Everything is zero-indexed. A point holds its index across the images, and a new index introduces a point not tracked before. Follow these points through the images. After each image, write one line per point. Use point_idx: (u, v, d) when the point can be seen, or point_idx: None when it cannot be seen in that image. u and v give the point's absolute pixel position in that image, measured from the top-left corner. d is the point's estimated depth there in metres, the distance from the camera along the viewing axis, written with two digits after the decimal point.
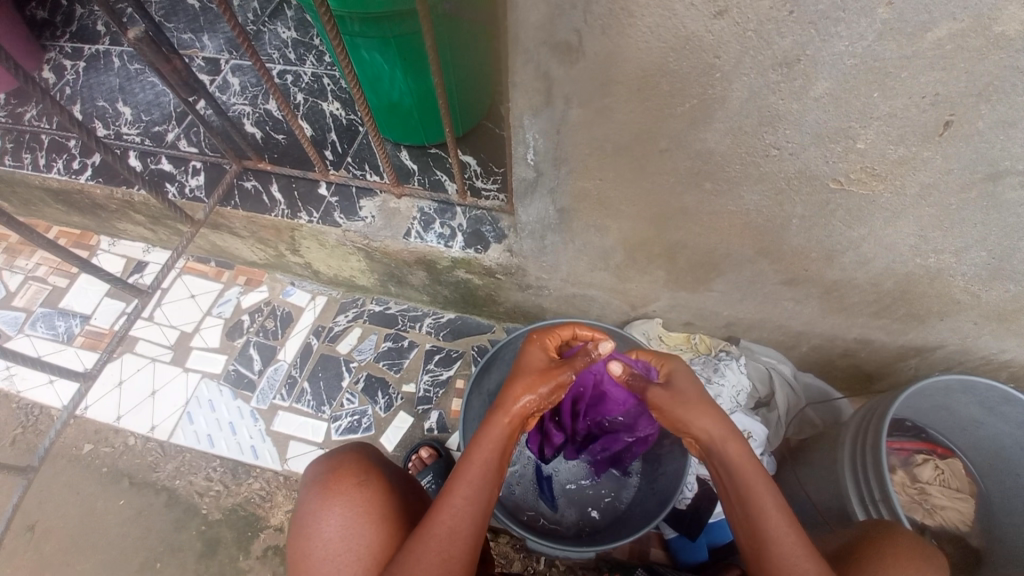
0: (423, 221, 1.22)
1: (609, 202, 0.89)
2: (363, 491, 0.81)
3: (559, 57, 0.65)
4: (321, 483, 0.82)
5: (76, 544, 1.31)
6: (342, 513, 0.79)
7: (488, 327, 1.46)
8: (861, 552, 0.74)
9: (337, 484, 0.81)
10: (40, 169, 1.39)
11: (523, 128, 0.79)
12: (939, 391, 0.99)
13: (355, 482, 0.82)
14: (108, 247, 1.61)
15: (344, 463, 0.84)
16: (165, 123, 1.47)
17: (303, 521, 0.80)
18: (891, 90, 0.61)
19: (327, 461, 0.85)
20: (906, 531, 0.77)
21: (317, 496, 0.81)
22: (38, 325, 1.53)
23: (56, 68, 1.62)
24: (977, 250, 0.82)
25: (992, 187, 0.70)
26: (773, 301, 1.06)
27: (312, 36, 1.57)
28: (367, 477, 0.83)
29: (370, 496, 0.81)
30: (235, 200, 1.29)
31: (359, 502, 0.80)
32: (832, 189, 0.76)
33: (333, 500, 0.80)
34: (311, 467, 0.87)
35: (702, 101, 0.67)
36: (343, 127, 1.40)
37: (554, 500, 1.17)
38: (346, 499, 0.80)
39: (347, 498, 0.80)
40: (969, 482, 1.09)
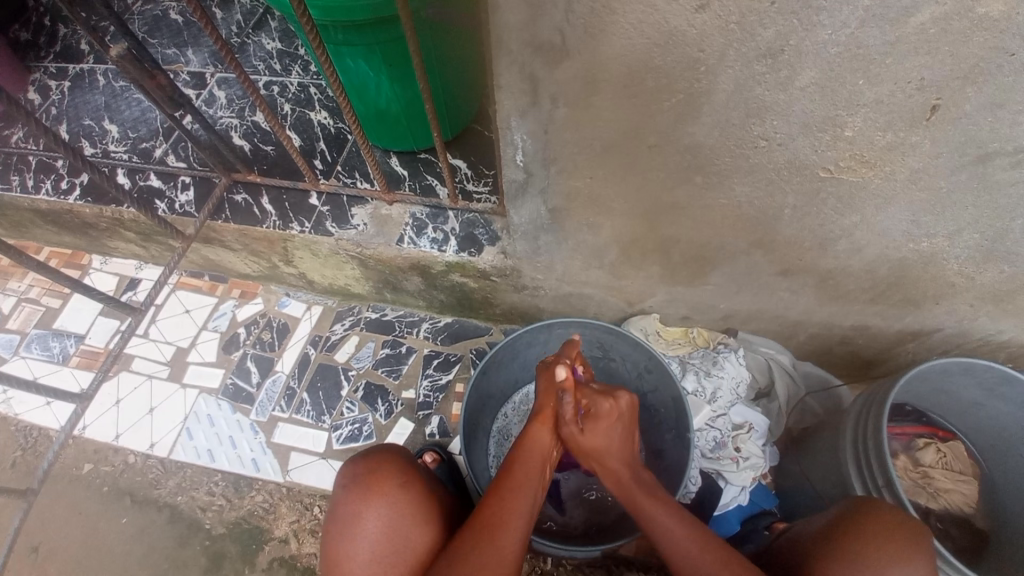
0: (416, 226, 1.21)
1: (601, 200, 0.89)
2: (407, 492, 0.84)
3: (543, 57, 0.65)
4: (362, 484, 0.84)
5: (80, 566, 1.29)
6: (388, 513, 0.81)
7: (486, 330, 1.45)
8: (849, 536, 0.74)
9: (382, 485, 0.83)
10: (28, 191, 1.38)
11: (510, 129, 0.78)
12: (938, 375, 0.99)
13: (400, 483, 0.84)
14: (100, 266, 1.60)
15: (386, 463, 0.86)
16: (153, 139, 1.46)
17: (346, 521, 0.82)
18: (876, 76, 0.61)
19: (367, 460, 0.87)
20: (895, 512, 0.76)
21: (360, 496, 0.83)
22: (33, 347, 1.52)
23: (41, 89, 1.61)
24: (970, 233, 0.82)
25: (982, 169, 0.71)
26: (769, 292, 1.06)
27: (296, 47, 1.56)
28: (409, 478, 0.86)
29: (412, 497, 0.84)
30: (226, 213, 1.29)
31: (404, 503, 0.83)
32: (822, 178, 0.76)
33: (379, 501, 0.82)
34: (348, 466, 0.87)
35: (689, 95, 0.66)
36: (332, 136, 1.39)
37: (562, 502, 1.17)
38: (391, 501, 0.83)
39: (392, 499, 0.83)
40: (971, 463, 1.09)
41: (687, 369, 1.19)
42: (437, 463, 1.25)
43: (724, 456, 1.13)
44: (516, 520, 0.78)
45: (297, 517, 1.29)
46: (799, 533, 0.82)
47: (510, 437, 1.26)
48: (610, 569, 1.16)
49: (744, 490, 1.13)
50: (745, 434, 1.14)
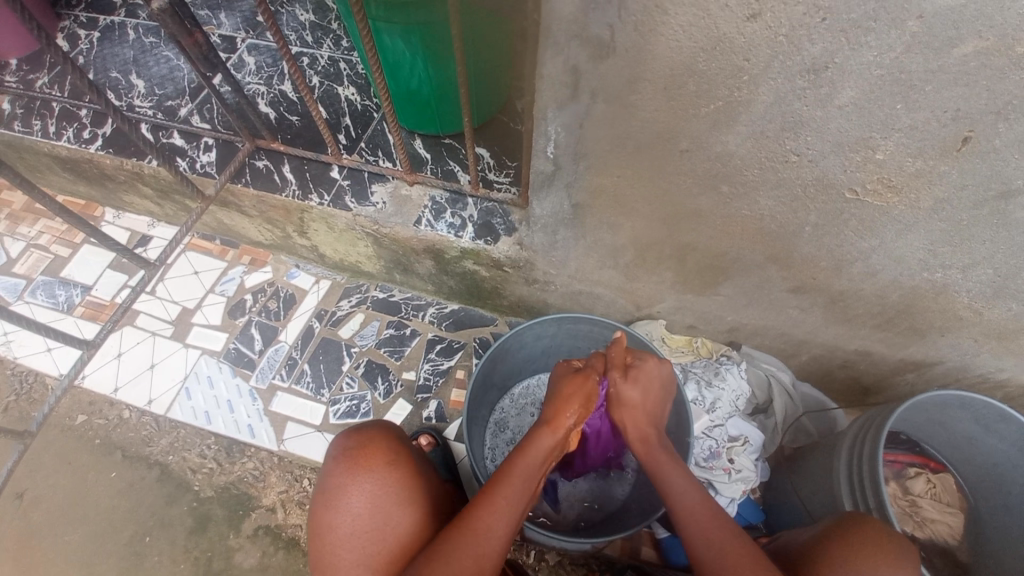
0: (434, 210, 1.22)
1: (624, 200, 0.90)
2: (394, 471, 0.84)
3: (589, 51, 0.66)
4: (349, 459, 0.84)
5: (66, 514, 1.30)
6: (372, 491, 0.82)
7: (491, 320, 1.46)
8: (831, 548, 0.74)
9: (370, 461, 0.84)
10: (49, 137, 1.38)
11: (545, 120, 0.79)
12: (936, 407, 1.01)
13: (387, 461, 0.84)
14: (113, 219, 1.60)
15: (375, 440, 0.86)
16: (179, 98, 1.46)
17: (331, 494, 0.83)
18: (914, 103, 0.62)
19: (357, 435, 0.87)
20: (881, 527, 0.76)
21: (347, 470, 0.83)
22: (38, 293, 1.52)
23: (70, 37, 1.61)
24: (984, 268, 0.83)
25: (1003, 205, 0.72)
26: (778, 308, 1.07)
27: (330, 20, 1.57)
28: (398, 457, 0.86)
29: (398, 477, 0.84)
30: (246, 177, 1.29)
31: (389, 482, 0.83)
32: (846, 199, 0.77)
33: (365, 477, 0.82)
34: (337, 439, 0.88)
35: (728, 104, 0.67)
36: (358, 112, 1.39)
37: (557, 500, 1.18)
38: (377, 478, 0.83)
39: (378, 476, 0.83)
40: (958, 496, 1.11)
41: (689, 377, 1.21)
42: (432, 446, 1.26)
43: (717, 466, 1.13)
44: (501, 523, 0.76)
45: (286, 487, 1.29)
46: (788, 541, 0.83)
47: (507, 428, 1.27)
48: (592, 567, 1.17)
49: (733, 503, 1.14)
50: (739, 447, 1.15)
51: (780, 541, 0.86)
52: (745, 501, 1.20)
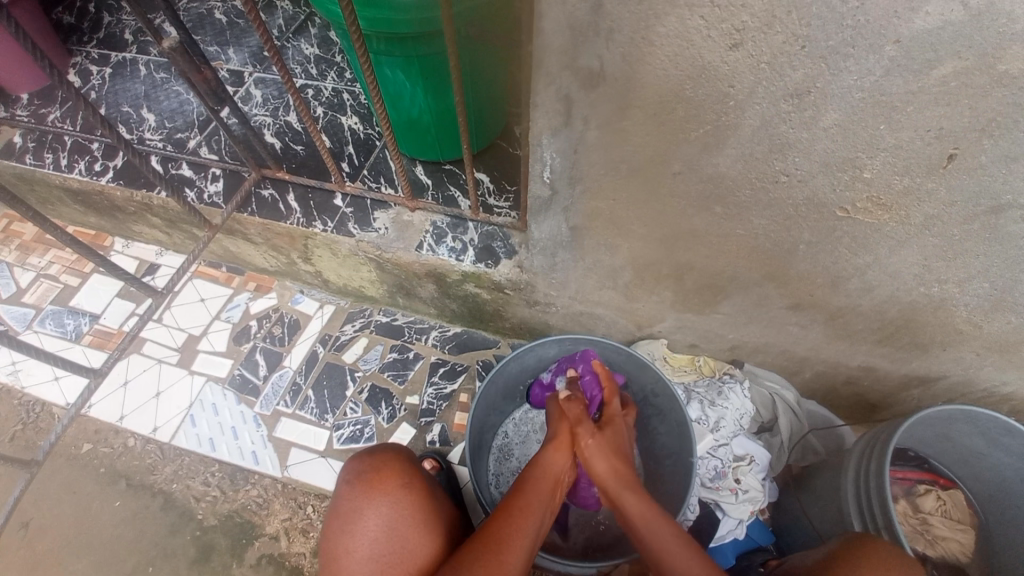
0: (436, 235, 1.24)
1: (620, 222, 0.92)
2: (410, 493, 0.85)
3: (580, 80, 0.68)
4: (364, 482, 0.84)
5: (69, 545, 1.29)
6: (389, 512, 0.82)
7: (494, 342, 1.47)
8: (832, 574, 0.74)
9: (385, 483, 0.84)
10: (61, 169, 1.43)
11: (540, 147, 0.82)
12: (942, 422, 1.00)
13: (402, 483, 0.85)
14: (122, 249, 1.63)
15: (388, 463, 0.87)
16: (188, 130, 1.51)
17: (346, 517, 0.82)
18: (897, 123, 0.64)
19: (371, 459, 0.88)
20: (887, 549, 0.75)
21: (362, 493, 0.83)
22: (47, 322, 1.55)
23: (82, 73, 1.68)
24: (980, 282, 0.84)
25: (994, 220, 0.73)
26: (779, 325, 1.08)
27: (334, 53, 1.63)
28: (412, 480, 0.87)
29: (414, 499, 0.85)
30: (252, 206, 1.32)
31: (405, 504, 0.83)
32: (839, 217, 0.79)
33: (380, 499, 0.82)
34: (349, 464, 0.89)
35: (715, 128, 0.70)
36: (361, 141, 1.43)
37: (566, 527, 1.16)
38: (392, 500, 0.83)
39: (393, 498, 0.83)
40: (969, 513, 1.09)
41: (692, 397, 1.21)
42: (436, 470, 1.26)
43: (723, 486, 1.13)
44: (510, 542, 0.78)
45: (290, 514, 1.29)
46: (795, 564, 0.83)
47: (511, 456, 1.26)
48: None
49: (741, 524, 1.13)
50: (745, 466, 1.14)
51: (787, 564, 0.85)
52: (754, 522, 1.18)
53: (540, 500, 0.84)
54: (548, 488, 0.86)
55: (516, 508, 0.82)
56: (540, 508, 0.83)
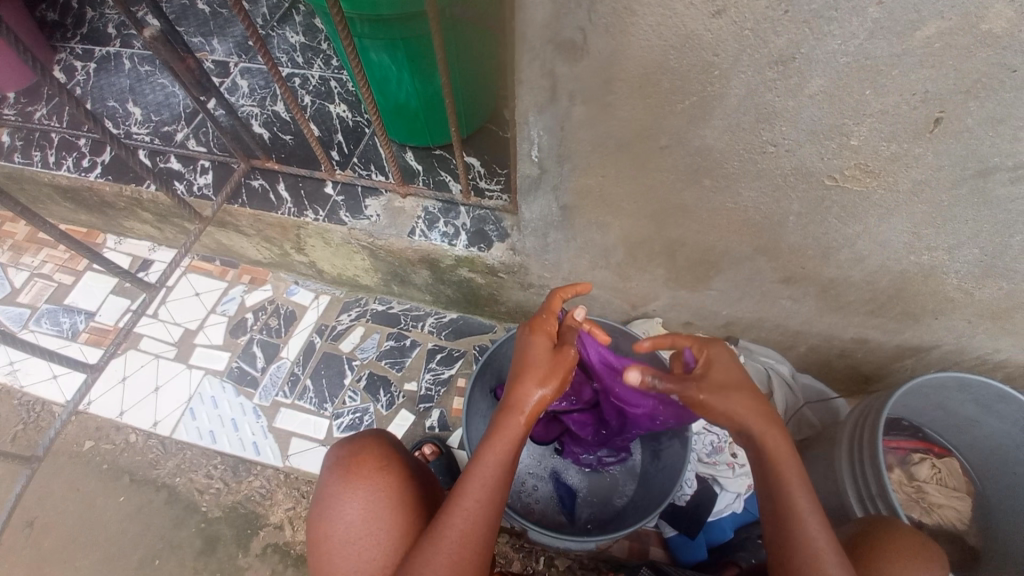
0: (427, 220, 1.24)
1: (610, 200, 0.91)
2: (385, 476, 0.85)
3: (564, 54, 0.68)
4: (341, 467, 0.85)
5: (75, 540, 1.31)
6: (363, 497, 0.82)
7: (490, 327, 1.47)
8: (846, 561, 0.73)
9: (360, 467, 0.85)
10: (49, 166, 1.41)
11: (527, 125, 0.81)
12: (936, 390, 1.01)
13: (377, 466, 0.85)
14: (114, 245, 1.63)
15: (366, 448, 0.87)
16: (175, 123, 1.49)
17: (324, 503, 0.83)
18: (882, 87, 0.63)
19: (350, 445, 0.88)
20: (905, 534, 0.75)
21: (340, 478, 0.84)
22: (43, 321, 1.55)
23: (66, 69, 1.66)
24: (969, 248, 0.84)
25: (982, 183, 0.73)
26: (771, 300, 1.08)
27: (320, 41, 1.61)
28: (389, 462, 0.86)
29: (390, 482, 0.84)
30: (242, 198, 1.32)
31: (381, 487, 0.83)
32: (827, 186, 0.78)
33: (355, 484, 0.83)
34: (332, 450, 0.90)
35: (702, 98, 0.69)
36: (350, 129, 1.42)
37: (568, 507, 1.18)
38: (367, 483, 0.83)
39: (368, 483, 0.83)
40: (964, 480, 1.10)
41: None
42: (435, 455, 1.28)
43: (720, 461, 1.14)
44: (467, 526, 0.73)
45: (293, 504, 1.30)
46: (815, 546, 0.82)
47: None
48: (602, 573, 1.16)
49: (739, 498, 1.14)
50: None
51: None
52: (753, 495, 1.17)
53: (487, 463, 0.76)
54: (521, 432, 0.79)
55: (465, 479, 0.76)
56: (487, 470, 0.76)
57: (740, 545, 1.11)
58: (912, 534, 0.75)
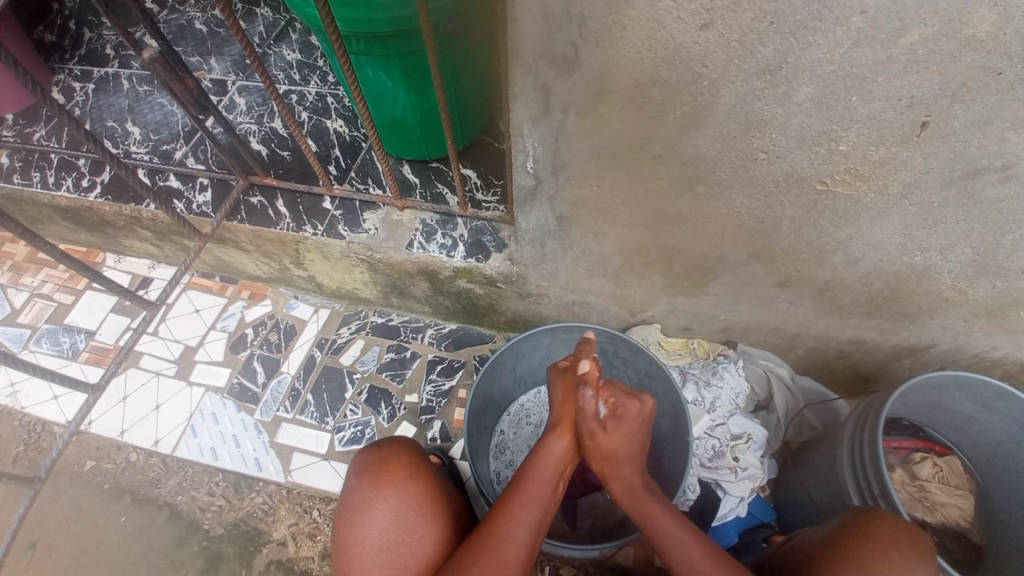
0: (425, 232, 1.25)
1: (606, 208, 0.93)
2: (416, 483, 0.85)
3: (557, 68, 0.69)
4: (372, 474, 0.84)
5: (78, 561, 1.30)
6: (397, 504, 0.82)
7: (490, 337, 1.48)
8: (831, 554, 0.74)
9: (392, 474, 0.84)
10: (49, 187, 1.42)
11: (522, 137, 0.82)
12: (934, 389, 1.01)
13: (408, 474, 0.85)
14: (114, 264, 1.63)
15: (396, 454, 0.87)
16: (173, 142, 1.51)
17: (356, 511, 0.82)
18: (868, 93, 0.65)
19: (377, 452, 0.87)
20: (884, 521, 0.75)
21: (370, 484, 0.83)
22: (44, 341, 1.55)
23: (65, 90, 1.67)
24: (961, 248, 0.85)
25: (971, 184, 0.74)
26: (768, 303, 1.09)
27: (316, 58, 1.63)
28: (418, 470, 0.87)
29: (421, 490, 0.85)
30: (241, 214, 1.33)
31: (412, 494, 0.83)
32: (818, 190, 0.80)
33: (389, 490, 0.82)
34: (356, 457, 0.88)
35: (692, 108, 0.71)
36: (347, 144, 1.44)
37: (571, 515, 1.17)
38: (400, 491, 0.83)
39: (402, 490, 0.83)
40: (967, 478, 1.10)
41: (688, 379, 1.22)
42: (439, 466, 1.26)
43: (722, 465, 1.14)
44: (518, 533, 0.77)
45: (296, 520, 1.29)
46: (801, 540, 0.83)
47: (508, 450, 1.26)
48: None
49: (743, 502, 1.14)
50: (743, 444, 1.16)
51: (794, 541, 0.85)
52: (755, 499, 1.18)
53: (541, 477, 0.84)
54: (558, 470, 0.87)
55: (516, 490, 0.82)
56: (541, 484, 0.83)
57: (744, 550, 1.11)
58: (898, 526, 0.75)
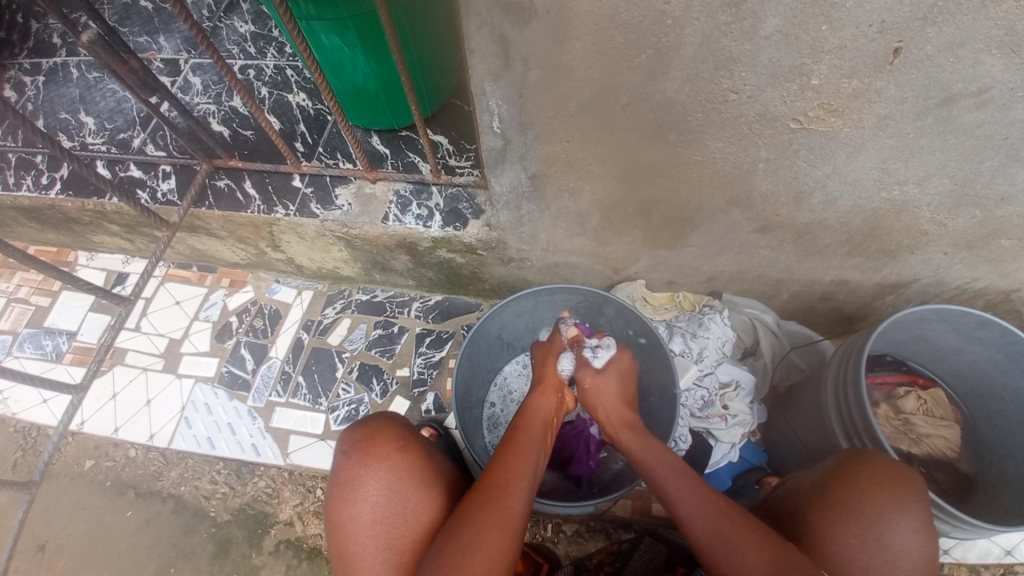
0: (400, 205, 1.22)
1: (580, 164, 0.90)
2: (405, 456, 0.85)
3: (513, 18, 0.65)
4: (359, 450, 0.84)
5: (89, 558, 1.32)
6: (387, 478, 0.82)
7: (476, 306, 1.47)
8: (823, 510, 0.74)
9: (380, 449, 0.84)
10: (9, 188, 1.37)
11: (485, 96, 0.79)
12: (917, 323, 1.02)
13: (396, 447, 0.85)
14: (87, 262, 1.59)
15: (382, 430, 0.87)
16: (131, 130, 1.44)
17: (346, 487, 0.82)
18: (838, 21, 0.62)
19: (363, 429, 0.87)
20: (882, 477, 0.74)
21: (359, 461, 0.83)
22: (25, 346, 1.52)
23: (16, 86, 1.59)
24: (940, 178, 0.84)
25: (948, 111, 0.72)
26: (750, 251, 1.08)
27: (270, 29, 1.55)
28: (406, 443, 0.87)
29: (411, 461, 0.85)
30: (209, 200, 1.28)
31: (403, 467, 0.84)
32: (793, 129, 0.78)
33: (377, 465, 0.83)
34: (342, 436, 0.88)
35: (658, 51, 0.67)
36: (312, 118, 1.38)
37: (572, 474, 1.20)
38: (390, 464, 0.83)
39: (390, 463, 0.83)
40: (951, 409, 1.12)
41: (674, 332, 1.23)
42: (435, 437, 1.27)
43: (712, 414, 1.16)
44: (519, 481, 0.80)
45: (301, 500, 1.31)
46: (794, 485, 0.82)
47: (501, 423, 1.27)
48: (609, 532, 1.19)
49: (734, 448, 1.17)
50: (731, 392, 1.18)
51: (784, 486, 0.85)
52: (747, 444, 1.21)
53: (531, 441, 0.87)
54: (537, 433, 0.89)
55: (512, 453, 0.84)
56: (533, 450, 0.86)
57: (738, 492, 1.14)
58: (898, 477, 0.74)
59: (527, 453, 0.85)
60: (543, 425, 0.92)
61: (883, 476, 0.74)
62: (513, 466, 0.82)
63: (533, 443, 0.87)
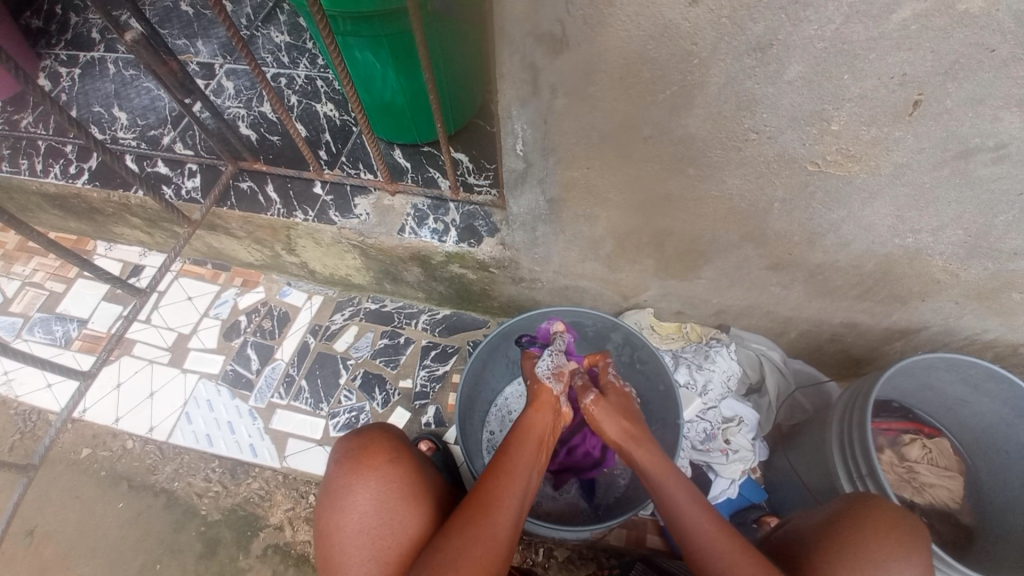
0: (417, 218, 1.24)
1: (597, 191, 0.92)
2: (397, 468, 0.85)
3: (544, 47, 0.68)
4: (351, 460, 0.84)
5: (76, 548, 1.31)
6: (378, 489, 0.82)
7: (483, 322, 1.48)
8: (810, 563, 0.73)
9: (372, 459, 0.84)
10: (37, 174, 1.40)
11: (510, 118, 0.81)
12: (924, 370, 1.02)
13: (388, 458, 0.85)
14: (105, 252, 1.62)
15: (376, 440, 0.87)
16: (161, 127, 1.49)
17: (336, 497, 0.82)
18: (860, 71, 0.64)
19: (357, 438, 0.87)
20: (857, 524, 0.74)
21: (350, 470, 0.83)
22: (37, 330, 1.54)
23: (52, 76, 1.64)
24: (953, 229, 0.85)
25: (964, 164, 0.73)
26: (761, 287, 1.09)
27: (304, 40, 1.60)
28: (399, 455, 0.86)
29: (402, 473, 0.85)
30: (231, 200, 1.31)
31: (393, 480, 0.83)
32: (810, 171, 0.79)
33: (368, 476, 0.83)
34: (338, 444, 0.88)
35: (682, 88, 0.70)
36: (337, 128, 1.42)
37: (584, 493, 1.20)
38: (381, 475, 0.83)
39: (382, 475, 0.83)
40: (958, 460, 1.11)
41: (680, 362, 1.22)
42: (433, 451, 1.28)
43: (713, 448, 1.15)
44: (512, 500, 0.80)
45: (293, 504, 1.30)
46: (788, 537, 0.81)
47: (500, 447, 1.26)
48: (601, 562, 1.17)
49: (734, 484, 1.16)
50: (734, 427, 1.17)
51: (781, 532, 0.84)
52: (745, 481, 1.20)
53: (525, 457, 0.87)
54: (532, 449, 0.89)
55: (505, 469, 0.84)
56: (527, 467, 0.86)
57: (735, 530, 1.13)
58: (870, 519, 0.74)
59: (521, 467, 0.85)
60: (538, 440, 0.91)
61: (892, 511, 0.75)
62: (502, 481, 0.82)
63: (524, 455, 0.87)
